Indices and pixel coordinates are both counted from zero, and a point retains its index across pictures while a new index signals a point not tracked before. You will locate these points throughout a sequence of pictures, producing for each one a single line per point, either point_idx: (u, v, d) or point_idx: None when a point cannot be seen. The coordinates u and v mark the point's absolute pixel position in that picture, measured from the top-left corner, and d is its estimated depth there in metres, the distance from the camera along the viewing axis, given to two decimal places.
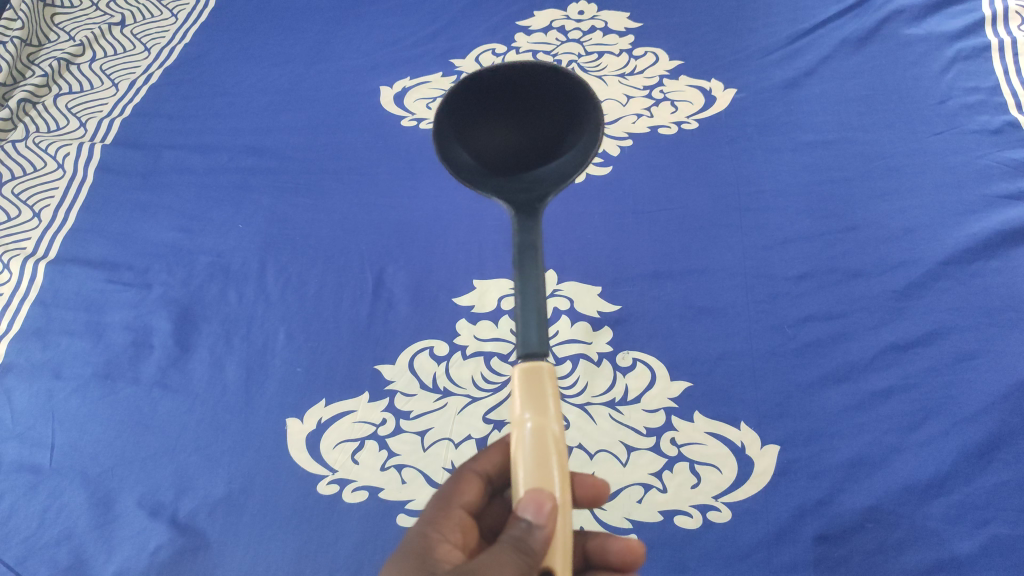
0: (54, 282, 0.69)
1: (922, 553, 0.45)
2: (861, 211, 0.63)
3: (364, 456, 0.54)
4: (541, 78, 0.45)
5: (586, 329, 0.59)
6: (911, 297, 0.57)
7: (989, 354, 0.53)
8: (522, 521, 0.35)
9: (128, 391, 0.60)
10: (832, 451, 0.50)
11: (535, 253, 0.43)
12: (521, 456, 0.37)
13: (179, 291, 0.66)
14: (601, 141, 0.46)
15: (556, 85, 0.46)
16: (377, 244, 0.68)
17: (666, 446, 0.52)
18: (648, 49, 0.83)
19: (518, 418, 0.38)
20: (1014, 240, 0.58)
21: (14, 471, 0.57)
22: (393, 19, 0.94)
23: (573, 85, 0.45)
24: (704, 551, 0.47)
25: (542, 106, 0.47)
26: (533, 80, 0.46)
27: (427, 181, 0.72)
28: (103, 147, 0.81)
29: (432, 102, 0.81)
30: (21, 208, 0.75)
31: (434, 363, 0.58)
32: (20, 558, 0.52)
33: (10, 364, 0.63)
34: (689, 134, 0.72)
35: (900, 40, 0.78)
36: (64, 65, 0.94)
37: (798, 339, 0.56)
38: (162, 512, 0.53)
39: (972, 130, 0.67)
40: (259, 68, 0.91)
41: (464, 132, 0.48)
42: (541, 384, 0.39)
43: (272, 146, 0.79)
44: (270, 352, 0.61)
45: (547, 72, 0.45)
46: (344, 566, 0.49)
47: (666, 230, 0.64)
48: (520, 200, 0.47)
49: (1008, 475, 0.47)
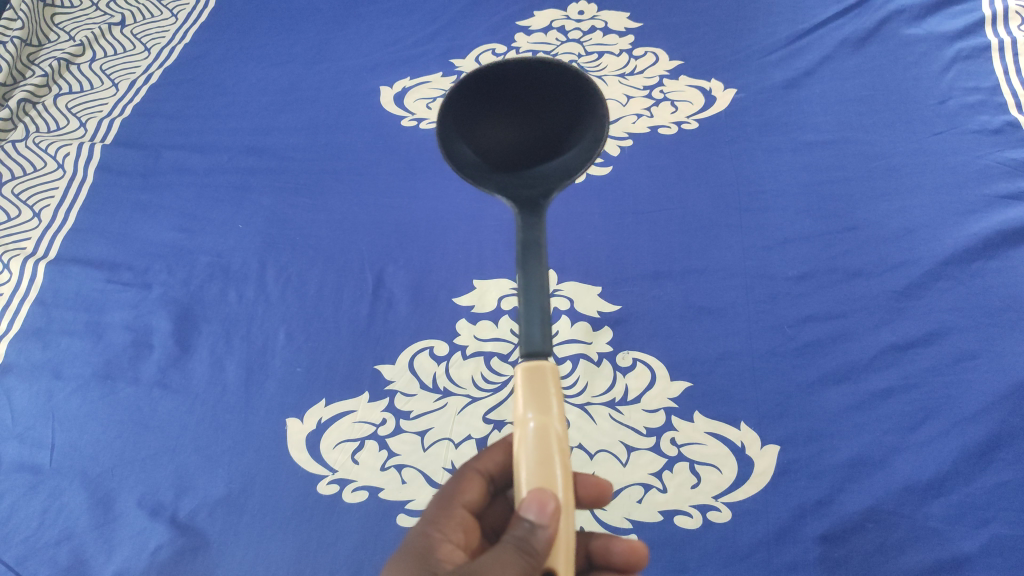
0: (55, 282, 0.69)
1: (923, 553, 0.45)
2: (861, 211, 0.63)
3: (364, 456, 0.54)
4: (546, 75, 0.46)
5: (586, 329, 0.59)
6: (911, 297, 0.57)
7: (989, 354, 0.53)
8: (525, 521, 0.35)
9: (128, 391, 0.60)
10: (832, 451, 0.50)
11: (539, 250, 0.43)
12: (524, 456, 0.37)
13: (179, 291, 0.66)
14: (605, 139, 0.46)
15: (561, 82, 0.46)
16: (377, 244, 0.68)
17: (666, 446, 0.52)
18: (648, 49, 0.83)
19: (521, 418, 0.38)
20: (1013, 240, 0.58)
21: (15, 471, 0.57)
22: (393, 19, 0.94)
23: (579, 83, 0.45)
24: (705, 551, 0.47)
25: (546, 102, 0.47)
26: (538, 77, 0.46)
27: (427, 181, 0.72)
28: (103, 147, 0.81)
29: (432, 102, 0.81)
30: (21, 208, 0.75)
31: (434, 363, 0.58)
32: (20, 558, 0.52)
33: (10, 364, 0.63)
34: (688, 134, 0.72)
35: (900, 40, 0.78)
36: (64, 65, 0.94)
37: (798, 339, 0.56)
38: (162, 512, 0.53)
39: (972, 130, 0.67)
40: (259, 68, 0.91)
41: (467, 129, 0.48)
42: (545, 383, 0.39)
43: (272, 146, 0.79)
44: (270, 352, 0.61)
45: (552, 68, 0.45)
46: (344, 566, 0.49)
47: (666, 230, 0.64)
48: (524, 196, 0.47)
49: (1009, 475, 0.47)
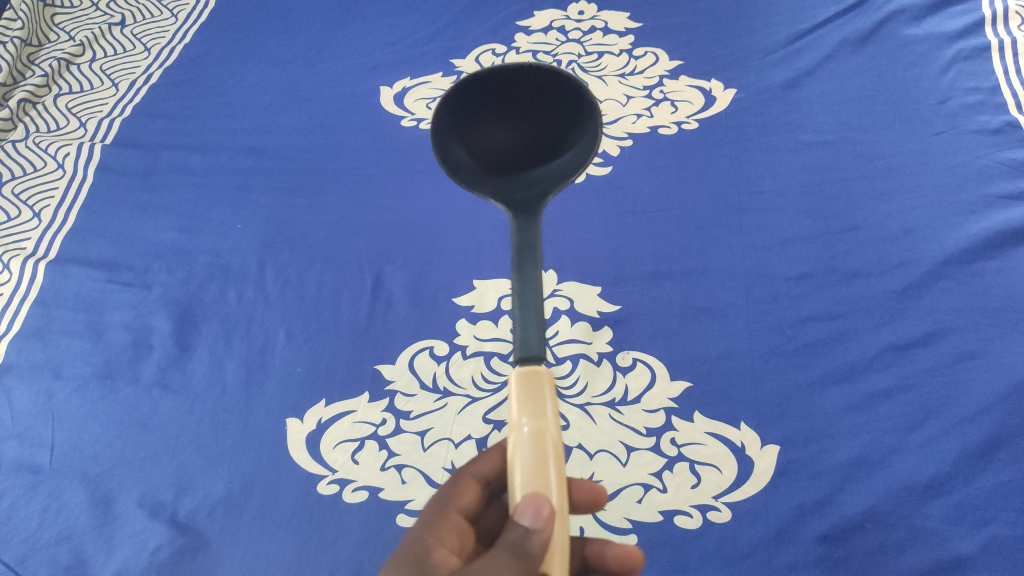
0: (55, 282, 0.69)
1: (923, 553, 0.45)
2: (861, 211, 0.63)
3: (364, 456, 0.54)
4: (541, 78, 0.45)
5: (586, 329, 0.59)
6: (911, 297, 0.57)
7: (989, 354, 0.53)
8: (520, 526, 0.35)
9: (128, 391, 0.60)
10: (832, 451, 0.50)
11: (535, 253, 0.42)
12: (518, 460, 0.37)
13: (179, 291, 0.66)
14: (602, 141, 0.46)
15: (556, 84, 0.45)
16: (377, 244, 0.68)
17: (666, 446, 0.52)
18: (648, 49, 0.83)
19: (516, 422, 0.38)
20: (1013, 240, 0.58)
21: (14, 470, 0.57)
22: (393, 19, 0.95)
23: (574, 85, 0.45)
24: (704, 551, 0.47)
25: (541, 104, 0.47)
26: (534, 79, 0.45)
27: (427, 181, 0.72)
28: (103, 147, 0.81)
29: (432, 102, 0.81)
30: (21, 208, 0.75)
31: (434, 363, 0.58)
32: (20, 558, 0.52)
33: (10, 364, 0.63)
34: (688, 134, 0.72)
35: (899, 40, 0.78)
36: (64, 65, 0.94)
37: (798, 339, 0.56)
38: (162, 512, 0.53)
39: (972, 130, 0.67)
40: (259, 68, 0.91)
41: (463, 132, 0.48)
42: (540, 388, 0.39)
43: (272, 146, 0.79)
44: (269, 352, 0.61)
45: (547, 71, 0.45)
46: (344, 567, 0.49)
47: (666, 230, 0.64)
48: (519, 199, 0.47)
49: (1008, 475, 0.47)
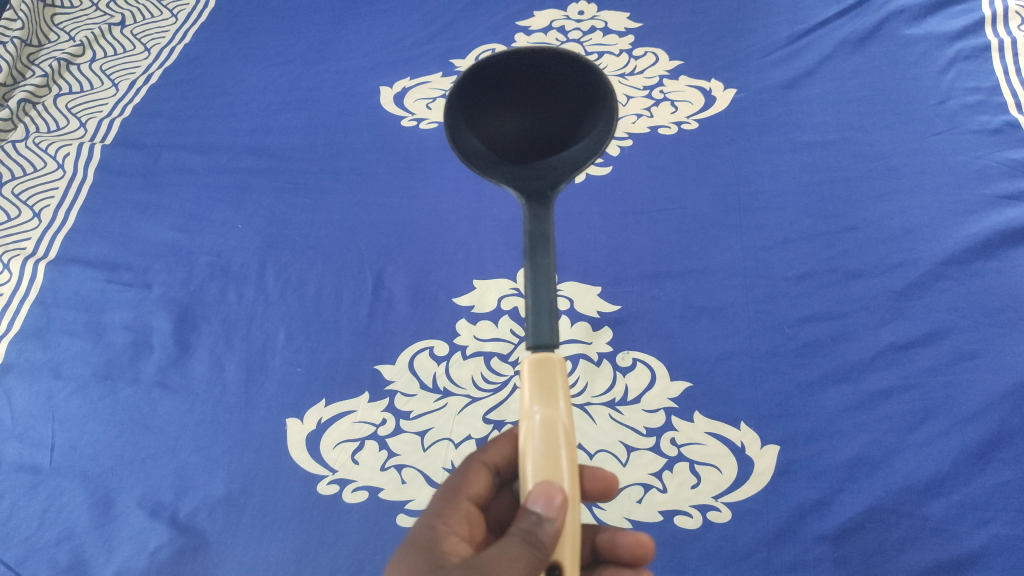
0: (54, 282, 0.69)
1: (922, 553, 0.45)
2: (859, 211, 0.63)
3: (364, 456, 0.54)
4: (555, 64, 0.45)
5: (586, 329, 0.59)
6: (911, 297, 0.57)
7: (988, 353, 0.53)
8: (532, 513, 0.35)
9: (128, 391, 0.60)
10: (832, 451, 0.50)
11: (547, 243, 0.42)
12: (529, 449, 0.37)
13: (178, 291, 0.66)
14: (615, 131, 0.46)
15: (571, 71, 0.46)
16: (376, 244, 0.68)
17: (666, 446, 0.52)
18: (648, 49, 0.83)
19: (528, 411, 0.38)
20: (1013, 240, 0.58)
21: (15, 471, 0.57)
22: (394, 19, 0.95)
23: (589, 73, 0.46)
24: (704, 551, 0.47)
25: (557, 91, 0.47)
26: (550, 69, 0.46)
27: (427, 180, 0.72)
28: (102, 147, 0.81)
29: (432, 101, 0.81)
30: (21, 208, 0.75)
31: (434, 363, 0.58)
32: (20, 558, 0.52)
33: (10, 364, 0.63)
34: (688, 134, 0.72)
35: (899, 40, 0.78)
36: (64, 65, 0.94)
37: (798, 339, 0.56)
38: (162, 512, 0.53)
39: (972, 130, 0.67)
40: (259, 69, 0.91)
41: (475, 119, 0.48)
42: (552, 377, 0.39)
43: (272, 146, 0.79)
44: (270, 353, 0.61)
45: (562, 57, 0.45)
46: (344, 566, 0.50)
47: (666, 230, 0.64)
48: (531, 188, 0.47)
49: (1009, 475, 0.47)
